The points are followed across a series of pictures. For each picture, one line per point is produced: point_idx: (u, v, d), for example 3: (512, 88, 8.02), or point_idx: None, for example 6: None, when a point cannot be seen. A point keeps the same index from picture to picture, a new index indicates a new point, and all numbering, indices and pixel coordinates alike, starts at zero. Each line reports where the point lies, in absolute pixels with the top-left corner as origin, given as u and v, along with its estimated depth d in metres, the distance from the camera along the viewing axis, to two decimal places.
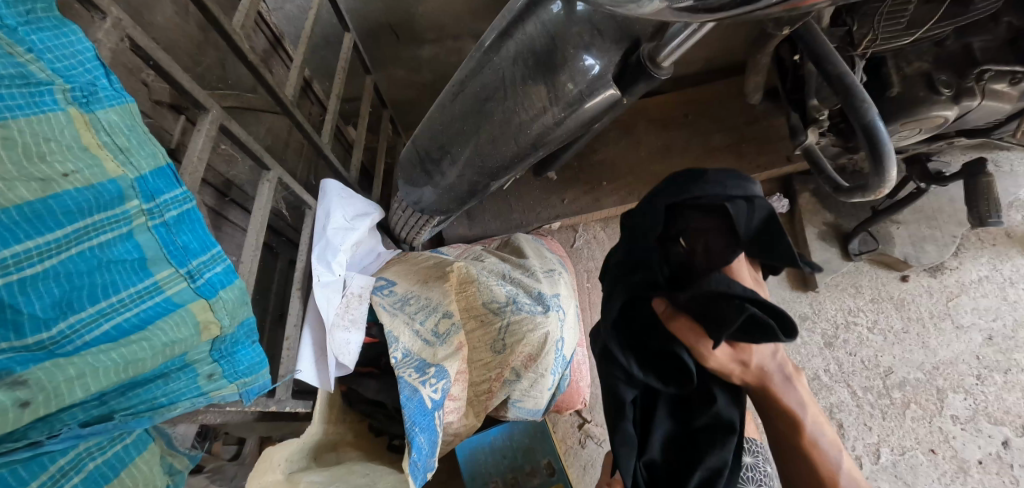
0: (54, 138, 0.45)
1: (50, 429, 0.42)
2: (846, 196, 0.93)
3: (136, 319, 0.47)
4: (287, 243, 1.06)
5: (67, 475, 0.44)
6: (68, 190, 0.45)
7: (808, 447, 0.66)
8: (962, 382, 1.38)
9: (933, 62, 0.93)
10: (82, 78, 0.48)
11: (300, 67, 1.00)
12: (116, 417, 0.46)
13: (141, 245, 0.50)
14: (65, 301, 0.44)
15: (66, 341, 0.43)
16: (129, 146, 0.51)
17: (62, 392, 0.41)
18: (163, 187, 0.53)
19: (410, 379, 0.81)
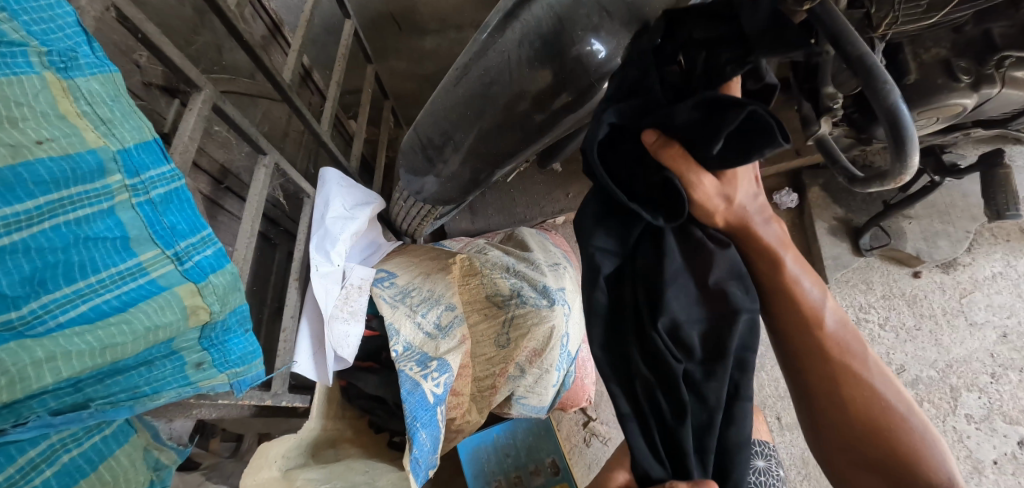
0: (27, 103, 0.43)
1: (16, 417, 0.39)
2: (862, 185, 0.90)
3: (117, 301, 0.44)
4: (285, 234, 1.03)
5: (38, 468, 0.42)
6: (41, 158, 0.42)
7: (791, 288, 0.58)
8: (976, 381, 1.35)
9: (950, 49, 0.88)
10: (60, 43, 0.46)
11: (299, 52, 0.97)
12: (92, 406, 0.43)
13: (123, 223, 0.48)
14: (36, 279, 0.41)
15: (37, 322, 0.40)
16: (112, 117, 0.48)
17: (29, 376, 0.37)
18: (148, 162, 0.50)
19: (412, 373, 0.79)
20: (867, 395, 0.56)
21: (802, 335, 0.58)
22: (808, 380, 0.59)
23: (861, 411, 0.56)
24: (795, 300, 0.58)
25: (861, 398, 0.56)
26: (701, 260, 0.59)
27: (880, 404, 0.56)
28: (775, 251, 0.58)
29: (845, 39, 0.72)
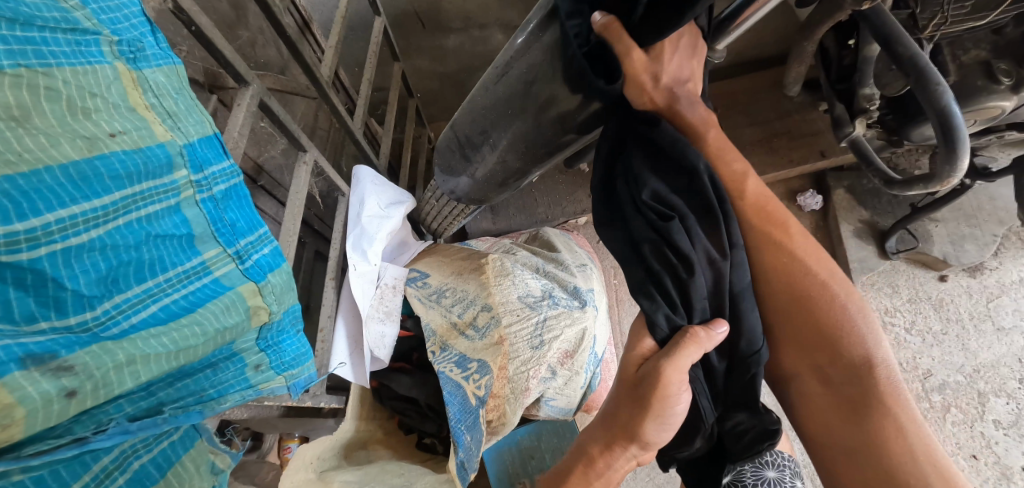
0: (100, 93, 0.42)
1: (95, 423, 0.38)
2: (901, 189, 0.94)
3: (184, 302, 0.44)
4: (315, 233, 1.02)
5: (112, 475, 0.41)
6: (116, 151, 0.41)
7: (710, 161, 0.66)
8: (1005, 386, 1.33)
9: (990, 51, 0.88)
10: (127, 33, 0.46)
11: (333, 49, 0.96)
12: (166, 410, 0.43)
13: (188, 220, 0.47)
14: (110, 277, 0.40)
15: (112, 323, 0.39)
16: (177, 110, 0.48)
17: (111, 380, 0.37)
18: (210, 157, 0.50)
19: (452, 375, 0.80)
20: (794, 272, 0.62)
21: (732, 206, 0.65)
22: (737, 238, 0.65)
23: (787, 276, 0.63)
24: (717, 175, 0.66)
25: (787, 267, 0.63)
26: (653, 143, 0.64)
27: (809, 277, 0.62)
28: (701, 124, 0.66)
29: (895, 40, 0.72)
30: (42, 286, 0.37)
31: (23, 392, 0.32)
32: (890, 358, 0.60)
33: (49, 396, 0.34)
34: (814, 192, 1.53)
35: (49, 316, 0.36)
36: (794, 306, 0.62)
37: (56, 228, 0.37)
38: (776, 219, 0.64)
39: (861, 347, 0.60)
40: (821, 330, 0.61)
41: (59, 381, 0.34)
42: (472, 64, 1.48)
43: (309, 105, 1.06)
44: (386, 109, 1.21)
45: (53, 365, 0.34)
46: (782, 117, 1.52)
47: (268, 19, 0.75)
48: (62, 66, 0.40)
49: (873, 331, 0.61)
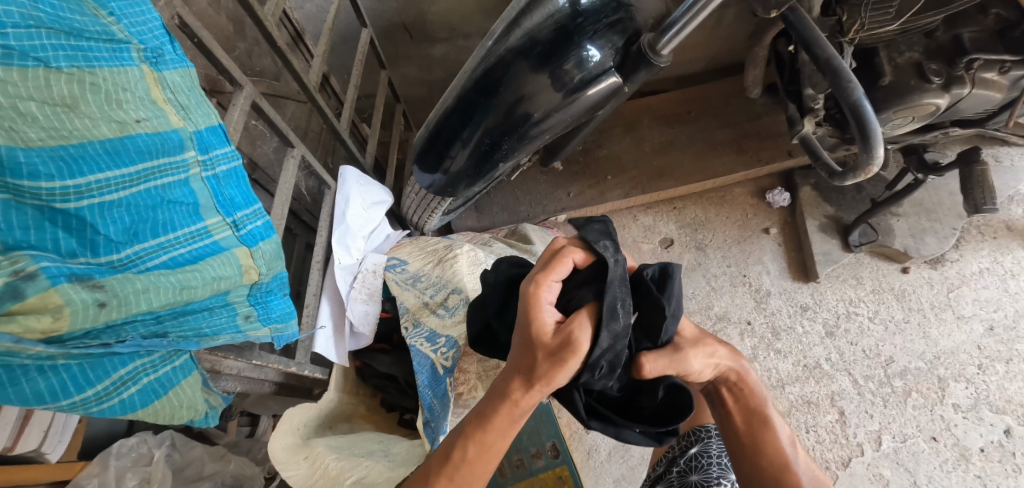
0: (129, 88, 0.51)
1: (117, 335, 0.48)
2: (840, 180, 1.00)
3: (189, 255, 0.54)
4: (305, 226, 1.11)
5: (126, 384, 0.52)
6: (141, 134, 0.51)
7: (760, 439, 0.73)
8: (964, 372, 1.40)
9: (923, 53, 1.04)
10: (151, 41, 0.54)
11: (322, 57, 1.06)
12: (170, 335, 0.53)
13: (195, 192, 0.56)
14: (132, 229, 0.50)
15: (132, 264, 0.50)
16: (189, 104, 0.57)
17: (131, 301, 0.47)
18: (214, 143, 0.59)
19: (422, 347, 0.86)
20: None
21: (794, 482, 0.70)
22: None
23: None
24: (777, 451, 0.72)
25: None
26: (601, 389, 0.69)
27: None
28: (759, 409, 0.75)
29: (815, 44, 0.80)
30: (82, 231, 0.47)
31: (69, 297, 0.43)
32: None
33: (86, 303, 0.44)
34: (782, 190, 1.61)
35: (86, 254, 0.47)
36: None
37: (95, 186, 0.47)
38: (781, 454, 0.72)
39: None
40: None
41: (94, 294, 0.45)
42: (457, 72, 1.58)
43: (299, 109, 1.15)
44: (373, 113, 1.30)
45: (90, 283, 0.45)
46: (751, 120, 1.61)
47: (261, 32, 0.85)
48: (102, 67, 0.48)
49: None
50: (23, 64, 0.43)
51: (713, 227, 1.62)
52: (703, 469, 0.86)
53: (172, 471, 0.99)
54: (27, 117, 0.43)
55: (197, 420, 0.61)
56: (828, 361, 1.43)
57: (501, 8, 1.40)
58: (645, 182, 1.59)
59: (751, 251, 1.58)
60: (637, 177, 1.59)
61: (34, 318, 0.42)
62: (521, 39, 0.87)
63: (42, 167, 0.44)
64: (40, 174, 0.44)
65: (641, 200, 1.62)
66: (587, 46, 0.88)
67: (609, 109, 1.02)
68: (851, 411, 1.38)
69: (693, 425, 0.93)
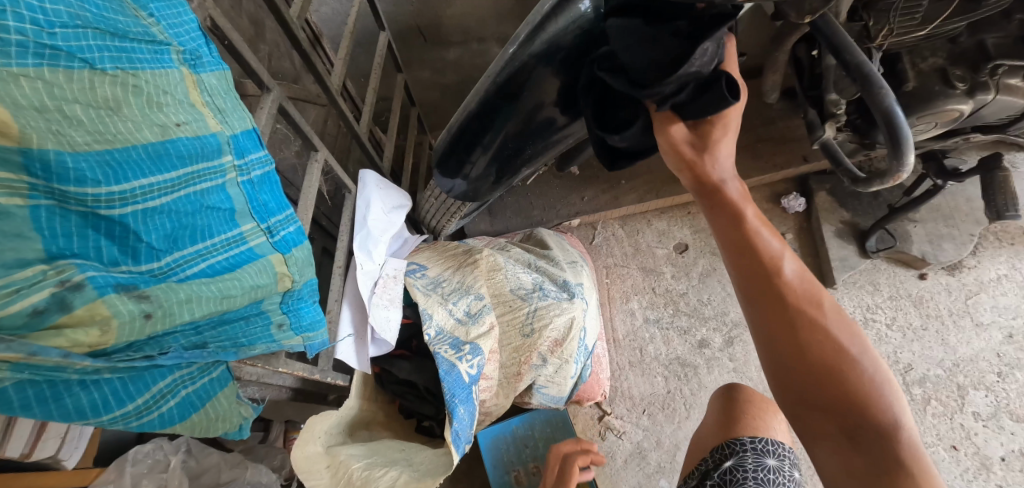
0: (170, 91, 0.50)
1: (160, 346, 0.48)
2: (863, 185, 0.99)
3: (226, 263, 0.53)
4: (323, 231, 1.10)
5: (165, 397, 0.52)
6: (181, 138, 0.50)
7: (745, 236, 0.68)
8: (983, 380, 1.38)
9: (947, 58, 1.03)
10: (189, 43, 0.53)
11: (343, 60, 1.06)
12: (209, 346, 0.52)
13: (231, 197, 0.55)
14: (173, 236, 0.50)
15: (173, 272, 0.49)
16: (225, 107, 0.56)
17: (174, 311, 0.48)
18: (249, 147, 0.58)
19: (447, 355, 0.84)
20: (829, 372, 0.61)
21: (772, 284, 0.65)
22: (772, 313, 0.65)
23: (835, 382, 0.61)
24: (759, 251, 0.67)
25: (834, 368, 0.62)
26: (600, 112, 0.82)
27: (841, 350, 0.62)
28: (737, 204, 0.69)
29: (845, 50, 0.79)
30: (126, 238, 0.47)
31: (116, 308, 0.43)
32: (911, 420, 0.61)
33: (133, 315, 0.45)
34: (798, 195, 1.60)
35: (127, 262, 0.47)
36: (847, 405, 0.61)
37: (138, 193, 0.47)
38: (809, 298, 0.65)
39: (887, 415, 0.61)
40: (853, 399, 0.61)
41: (140, 305, 0.45)
42: (471, 75, 1.58)
43: (318, 112, 1.15)
44: (390, 117, 1.30)
45: (136, 293, 0.45)
46: (766, 124, 1.61)
47: (286, 35, 0.84)
48: (145, 69, 0.48)
49: (895, 396, 0.62)
50: (69, 65, 0.42)
51: None
52: (737, 483, 0.85)
53: (189, 478, 0.98)
54: (73, 120, 0.42)
55: (231, 432, 0.60)
56: None
57: (517, 11, 1.40)
58: (660, 187, 1.58)
59: None
60: (652, 181, 1.58)
61: (82, 331, 0.42)
62: (545, 46, 0.80)
63: (89, 173, 0.43)
64: (88, 180, 0.43)
65: (656, 205, 1.61)
66: None
67: None
68: None
69: (728, 438, 0.93)
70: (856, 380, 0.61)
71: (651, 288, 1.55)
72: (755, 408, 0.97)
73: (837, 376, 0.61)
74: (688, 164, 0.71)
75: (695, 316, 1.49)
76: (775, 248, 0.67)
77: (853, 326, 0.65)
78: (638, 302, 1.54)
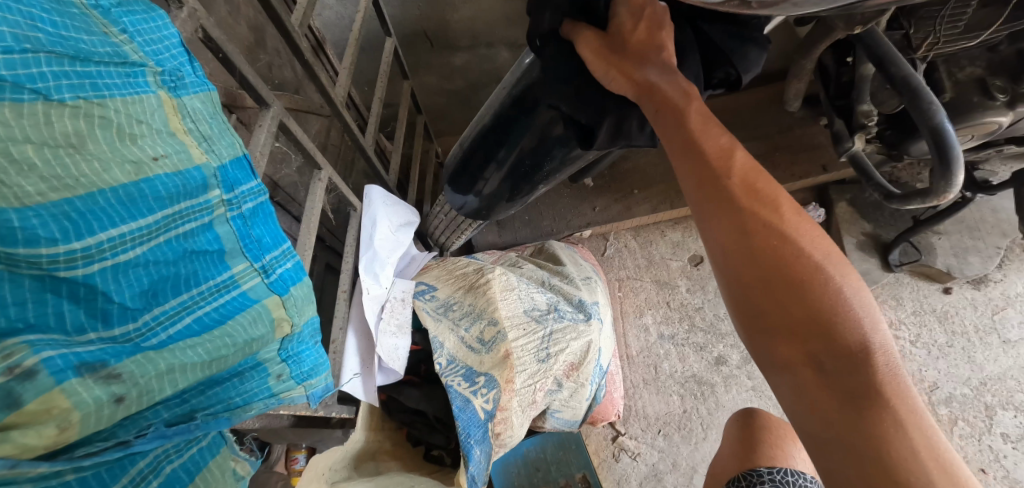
0: (145, 120, 0.44)
1: (136, 428, 0.40)
2: (897, 200, 0.94)
3: (216, 314, 0.46)
4: (326, 247, 1.05)
5: (147, 479, 0.41)
6: (159, 174, 0.44)
7: (692, 136, 0.58)
8: (1012, 399, 1.32)
9: (986, 68, 0.92)
10: (168, 62, 0.48)
11: (348, 68, 1.00)
12: (198, 417, 0.44)
13: (220, 237, 0.49)
14: (151, 291, 0.42)
15: (151, 333, 0.41)
16: (212, 134, 0.50)
17: (153, 387, 0.40)
18: (240, 178, 0.52)
19: (461, 388, 0.80)
20: (790, 273, 0.51)
21: (720, 186, 0.55)
22: (726, 218, 0.54)
23: (801, 288, 0.50)
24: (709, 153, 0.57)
25: (797, 272, 0.50)
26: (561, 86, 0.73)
27: (803, 256, 0.51)
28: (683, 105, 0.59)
29: (888, 61, 0.75)
30: (92, 299, 0.39)
31: (78, 398, 0.35)
32: (889, 344, 0.49)
33: (100, 402, 0.36)
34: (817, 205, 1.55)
35: (96, 328, 0.39)
36: (816, 321, 0.49)
37: (107, 246, 0.39)
38: (765, 199, 0.54)
39: (860, 333, 0.49)
40: (821, 315, 0.49)
41: (109, 388, 0.37)
42: (480, 82, 1.53)
43: (320, 122, 1.10)
44: (396, 125, 1.25)
45: (104, 373, 0.37)
46: (784, 132, 1.55)
47: (287, 44, 0.79)
48: (114, 96, 0.42)
49: (870, 312, 0.50)
50: (17, 97, 0.36)
51: None
52: None
53: None
54: (23, 165, 0.36)
55: None
56: None
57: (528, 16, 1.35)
58: (674, 197, 1.52)
59: None
60: (666, 191, 1.52)
61: (34, 432, 0.33)
62: None
63: (42, 230, 0.36)
64: (41, 239, 0.36)
65: (670, 215, 1.56)
66: None
67: None
68: None
69: (746, 469, 0.86)
70: (824, 289, 0.50)
71: (666, 302, 1.50)
72: (771, 436, 0.91)
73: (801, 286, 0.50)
74: (620, 70, 0.64)
75: (712, 333, 1.45)
76: (721, 149, 0.57)
77: (820, 233, 0.54)
78: (652, 317, 1.49)
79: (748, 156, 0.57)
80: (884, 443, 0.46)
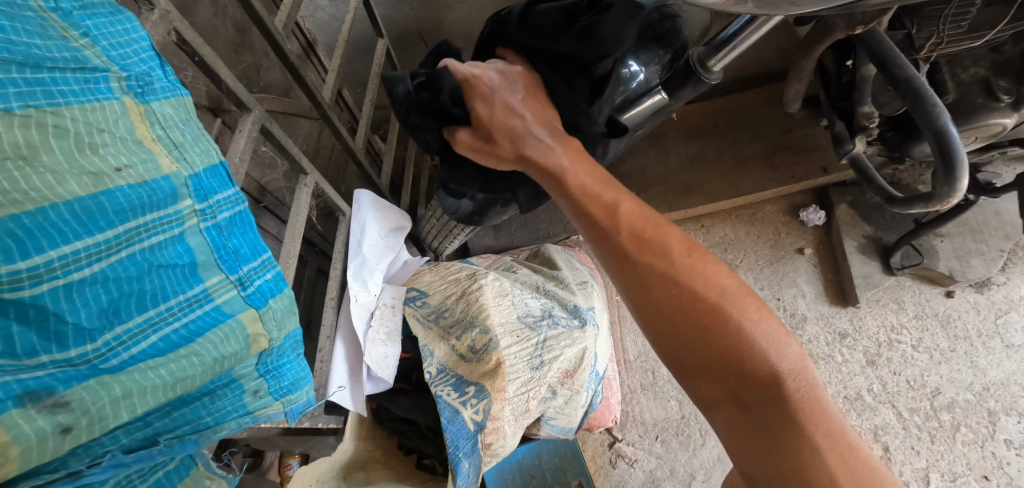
0: (108, 128, 0.43)
1: (90, 457, 0.39)
2: (902, 206, 0.92)
3: (185, 331, 0.44)
4: (317, 252, 1.03)
5: None
6: (121, 186, 0.42)
7: (580, 195, 0.60)
8: (1015, 405, 1.30)
9: (990, 68, 0.90)
10: (136, 67, 0.47)
11: (336, 70, 0.98)
12: (161, 441, 0.43)
13: (192, 248, 0.48)
14: (112, 309, 0.40)
15: (112, 354, 0.39)
16: (183, 141, 0.49)
17: (107, 414, 0.38)
18: (215, 186, 0.51)
19: (450, 399, 0.80)
20: (684, 320, 0.51)
21: (609, 243, 0.57)
22: (623, 273, 0.55)
23: (698, 331, 0.51)
24: (601, 209, 0.58)
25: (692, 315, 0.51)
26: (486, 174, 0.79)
27: (695, 299, 0.51)
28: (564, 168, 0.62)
29: (892, 61, 0.74)
30: (44, 320, 0.36)
31: (19, 431, 0.33)
32: (797, 366, 0.49)
33: (44, 434, 0.34)
34: (817, 207, 1.53)
35: (49, 350, 0.36)
36: (713, 362, 0.50)
37: (58, 264, 0.37)
38: (654, 244, 0.55)
39: (766, 362, 0.49)
40: (723, 353, 0.49)
41: (54, 418, 0.35)
42: None
43: (310, 125, 1.08)
44: (389, 127, 1.23)
45: (49, 402, 0.35)
46: (784, 133, 1.53)
47: (271, 46, 0.77)
48: (71, 104, 0.40)
49: (774, 338, 0.50)
50: None
51: (744, 246, 1.53)
52: None
53: None
54: None
55: None
56: (869, 392, 1.34)
57: None
58: (672, 199, 1.50)
59: (784, 272, 1.49)
60: (664, 194, 1.50)
61: None
62: None
63: None
64: None
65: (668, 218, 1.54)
66: (630, 62, 0.76)
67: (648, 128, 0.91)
68: (895, 447, 1.28)
69: None
70: (720, 329, 0.50)
71: None
72: None
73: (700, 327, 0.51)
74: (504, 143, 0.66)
75: None
76: (609, 203, 0.59)
77: (716, 266, 0.53)
78: None
79: (635, 204, 0.58)
80: (807, 473, 0.45)
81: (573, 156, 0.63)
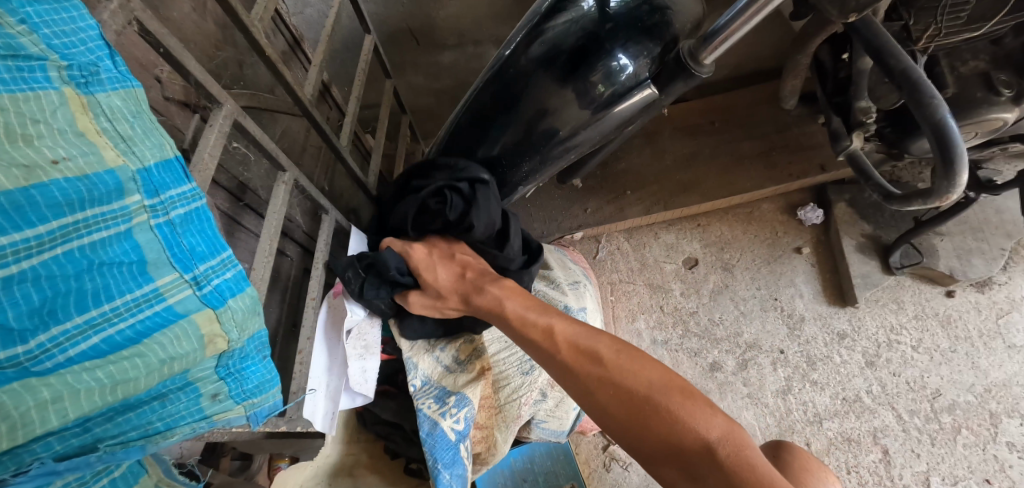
0: (43, 119, 0.42)
1: (18, 464, 0.39)
2: (897, 202, 0.90)
3: (130, 332, 0.44)
4: (303, 252, 1.01)
5: None
6: (56, 180, 0.41)
7: (525, 323, 0.71)
8: (1017, 407, 1.27)
9: (990, 62, 0.88)
10: (81, 56, 0.45)
11: (320, 66, 0.96)
12: (101, 448, 0.44)
13: (141, 245, 0.47)
14: (46, 310, 0.40)
15: (46, 356, 0.39)
16: (132, 134, 0.48)
17: (32, 419, 0.38)
18: (169, 181, 0.50)
19: (430, 412, 0.77)
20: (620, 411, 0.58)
21: (554, 358, 0.67)
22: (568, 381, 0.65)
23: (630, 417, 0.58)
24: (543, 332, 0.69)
25: (623, 404, 0.59)
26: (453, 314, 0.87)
27: (625, 391, 0.59)
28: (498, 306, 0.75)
29: (888, 51, 0.71)
30: None
31: None
32: (722, 431, 0.54)
33: None
34: (815, 206, 1.50)
35: None
36: (649, 443, 0.56)
37: None
38: (589, 353, 0.65)
39: (691, 431, 0.54)
40: (660, 433, 0.56)
41: None
42: (467, 80, 1.49)
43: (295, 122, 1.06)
44: (378, 124, 1.20)
45: None
46: (780, 131, 1.51)
47: (247, 40, 0.75)
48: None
49: (699, 410, 0.56)
50: None
51: (740, 245, 1.51)
52: None
53: None
54: None
55: None
56: (869, 394, 1.31)
57: (514, 12, 1.30)
58: (666, 198, 1.48)
59: (782, 272, 1.47)
60: (658, 192, 1.48)
61: None
62: (544, 48, 0.76)
63: None
64: None
65: (663, 217, 1.52)
66: (618, 55, 0.75)
67: (639, 123, 0.88)
68: (895, 449, 1.25)
69: None
70: (647, 412, 0.57)
71: (659, 306, 1.46)
72: None
73: (638, 416, 0.58)
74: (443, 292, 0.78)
75: (707, 338, 1.41)
76: (547, 326, 0.70)
77: (644, 362, 0.62)
78: (645, 322, 1.45)
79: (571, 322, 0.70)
80: None
81: (513, 295, 0.75)
